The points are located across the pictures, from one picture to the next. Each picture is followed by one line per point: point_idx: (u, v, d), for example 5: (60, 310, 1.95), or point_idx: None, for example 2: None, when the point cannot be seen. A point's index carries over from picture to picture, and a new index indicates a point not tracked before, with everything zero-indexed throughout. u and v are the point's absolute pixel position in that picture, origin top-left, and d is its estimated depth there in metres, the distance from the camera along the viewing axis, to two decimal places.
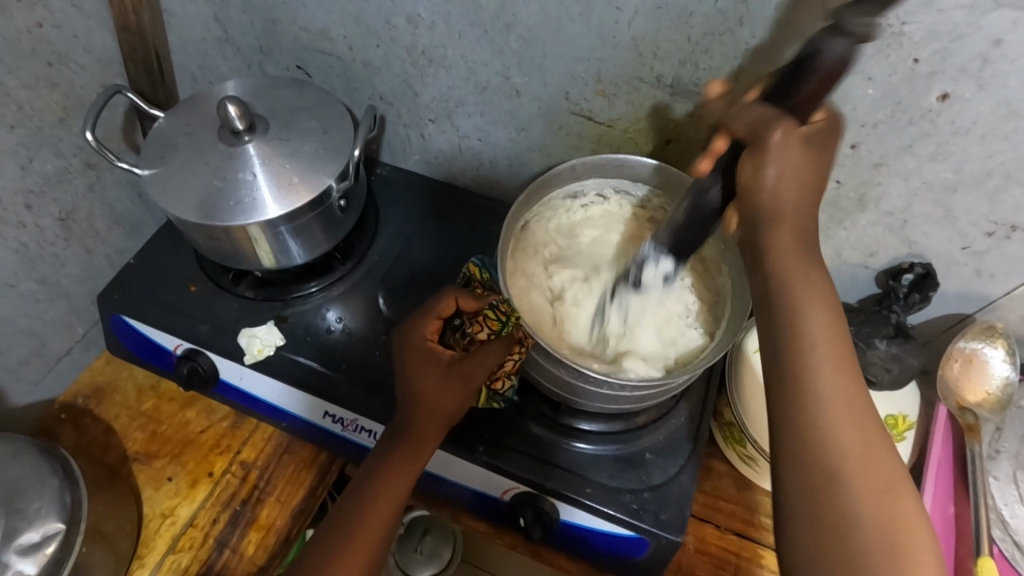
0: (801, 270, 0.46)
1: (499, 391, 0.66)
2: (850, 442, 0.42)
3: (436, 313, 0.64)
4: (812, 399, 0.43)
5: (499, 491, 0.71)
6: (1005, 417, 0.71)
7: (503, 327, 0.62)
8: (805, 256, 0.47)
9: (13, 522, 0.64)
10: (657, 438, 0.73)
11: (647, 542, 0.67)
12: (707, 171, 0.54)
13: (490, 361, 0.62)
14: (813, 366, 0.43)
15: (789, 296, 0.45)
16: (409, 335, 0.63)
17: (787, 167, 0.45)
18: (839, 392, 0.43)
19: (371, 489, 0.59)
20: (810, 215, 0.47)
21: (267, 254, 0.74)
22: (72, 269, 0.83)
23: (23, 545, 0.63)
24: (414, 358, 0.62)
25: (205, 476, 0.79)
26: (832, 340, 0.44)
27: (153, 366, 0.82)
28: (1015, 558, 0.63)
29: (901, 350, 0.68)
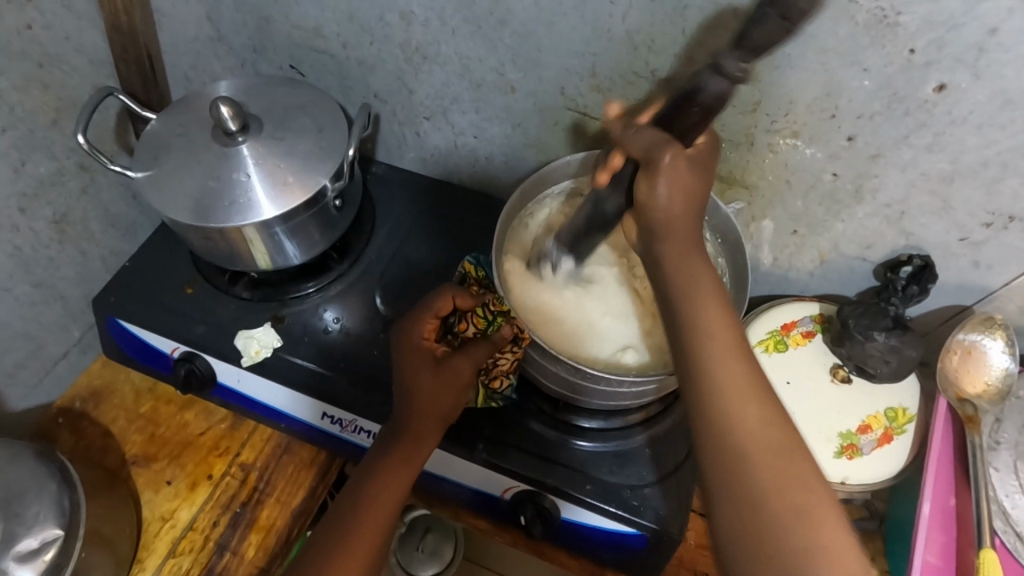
0: (689, 264, 0.48)
1: (499, 389, 0.66)
2: (752, 426, 0.44)
3: (434, 311, 0.63)
4: (720, 399, 0.45)
5: (499, 489, 0.71)
6: (1005, 408, 0.70)
7: (490, 325, 0.63)
8: (694, 257, 0.49)
9: (11, 527, 0.63)
10: (657, 433, 0.72)
11: (649, 538, 0.67)
12: (606, 183, 0.56)
13: (482, 357, 0.63)
14: (703, 354, 0.46)
15: (681, 293, 0.48)
16: (406, 333, 0.63)
17: (677, 177, 0.48)
18: (735, 384, 0.45)
19: (369, 490, 0.58)
20: (694, 209, 0.50)
21: (263, 254, 0.73)
22: (67, 271, 0.83)
23: (21, 552, 0.62)
24: (410, 357, 0.62)
25: (204, 478, 0.78)
26: (720, 318, 0.47)
27: (151, 369, 0.82)
28: (1016, 549, 0.63)
29: (900, 342, 0.68)
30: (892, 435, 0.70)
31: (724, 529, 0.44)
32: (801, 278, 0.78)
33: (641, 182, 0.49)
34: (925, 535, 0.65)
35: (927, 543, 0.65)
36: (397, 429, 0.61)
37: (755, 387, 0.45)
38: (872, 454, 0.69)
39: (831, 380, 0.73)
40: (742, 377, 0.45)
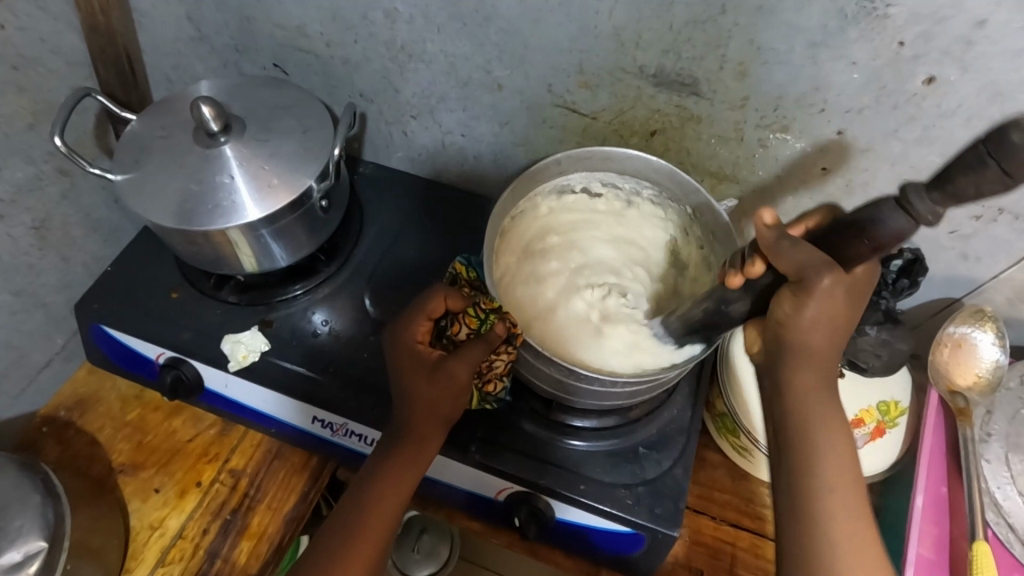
0: (819, 381, 0.49)
1: (493, 391, 0.65)
2: (854, 573, 0.45)
3: (425, 314, 0.62)
4: (824, 539, 0.46)
5: (493, 490, 0.70)
6: (995, 400, 0.71)
7: (483, 325, 0.61)
8: (824, 392, 0.49)
9: None
10: (650, 431, 0.72)
11: (643, 537, 0.67)
12: (737, 288, 0.53)
13: (477, 359, 0.60)
14: (820, 470, 0.47)
15: (802, 427, 0.49)
16: (399, 336, 0.62)
17: (827, 310, 0.46)
18: (847, 526, 0.46)
19: (366, 500, 0.57)
20: (840, 333, 0.48)
21: (248, 257, 0.72)
22: (49, 278, 0.81)
23: (3, 565, 0.61)
24: (403, 361, 0.61)
25: (193, 486, 0.77)
26: (842, 461, 0.48)
27: (137, 376, 0.80)
28: (1009, 540, 0.63)
29: (892, 336, 0.66)
30: (885, 429, 0.69)
31: None
32: None
33: (785, 299, 0.48)
34: (919, 527, 0.65)
35: (921, 536, 0.65)
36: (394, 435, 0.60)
37: (864, 535, 0.46)
38: (865, 447, 0.69)
39: None
40: (860, 526, 0.46)
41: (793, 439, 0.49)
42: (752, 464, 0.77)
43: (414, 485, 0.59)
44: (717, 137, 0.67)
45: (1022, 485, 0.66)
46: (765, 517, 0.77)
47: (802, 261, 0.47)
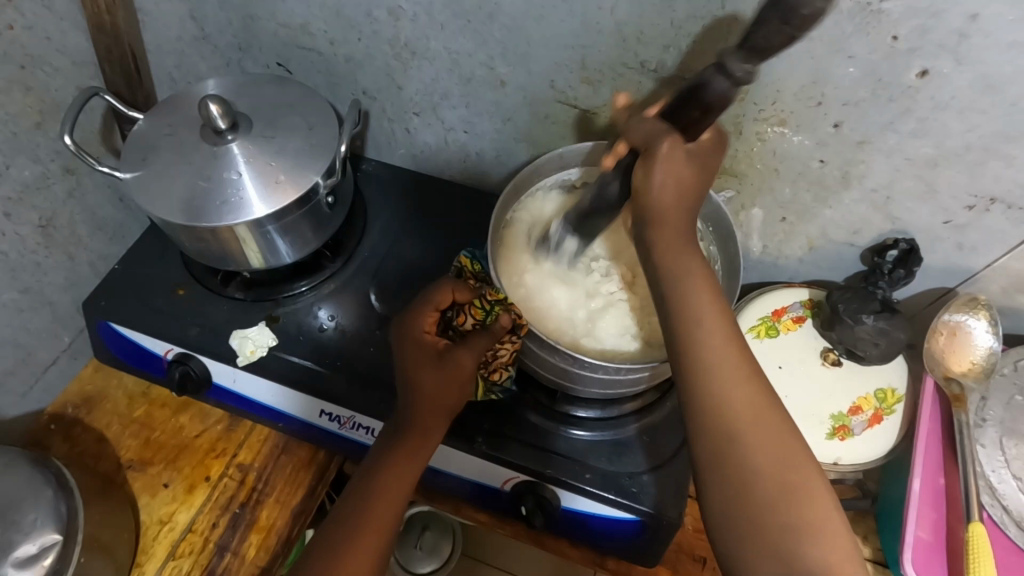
0: (682, 255, 0.50)
1: (498, 381, 0.66)
2: (744, 414, 0.47)
3: (433, 305, 0.63)
4: (720, 405, 0.48)
5: (499, 481, 0.71)
6: (990, 387, 0.71)
7: (488, 316, 0.62)
8: (687, 252, 0.50)
9: (9, 534, 0.63)
10: (654, 421, 0.73)
11: (648, 524, 0.68)
12: (612, 167, 0.56)
13: (483, 349, 0.61)
14: (704, 357, 0.48)
15: (680, 307, 0.49)
16: (407, 327, 0.63)
17: (676, 173, 0.49)
18: (736, 389, 0.48)
19: (376, 484, 0.58)
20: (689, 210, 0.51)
21: (255, 252, 0.73)
22: (56, 277, 0.82)
23: (20, 558, 0.62)
24: (412, 350, 0.62)
25: (201, 480, 0.78)
26: (715, 316, 0.49)
27: (144, 372, 0.81)
28: (1004, 522, 0.64)
29: (889, 325, 0.70)
30: (882, 416, 0.72)
31: (717, 504, 0.47)
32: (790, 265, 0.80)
33: (638, 170, 0.50)
34: (916, 512, 0.67)
35: (919, 520, 0.66)
36: (399, 425, 0.61)
37: (745, 373, 0.48)
38: (864, 434, 0.71)
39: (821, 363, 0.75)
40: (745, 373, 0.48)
41: (676, 323, 0.49)
42: None
43: (420, 474, 0.60)
44: None
45: (1017, 468, 0.67)
46: None
47: (648, 131, 0.50)
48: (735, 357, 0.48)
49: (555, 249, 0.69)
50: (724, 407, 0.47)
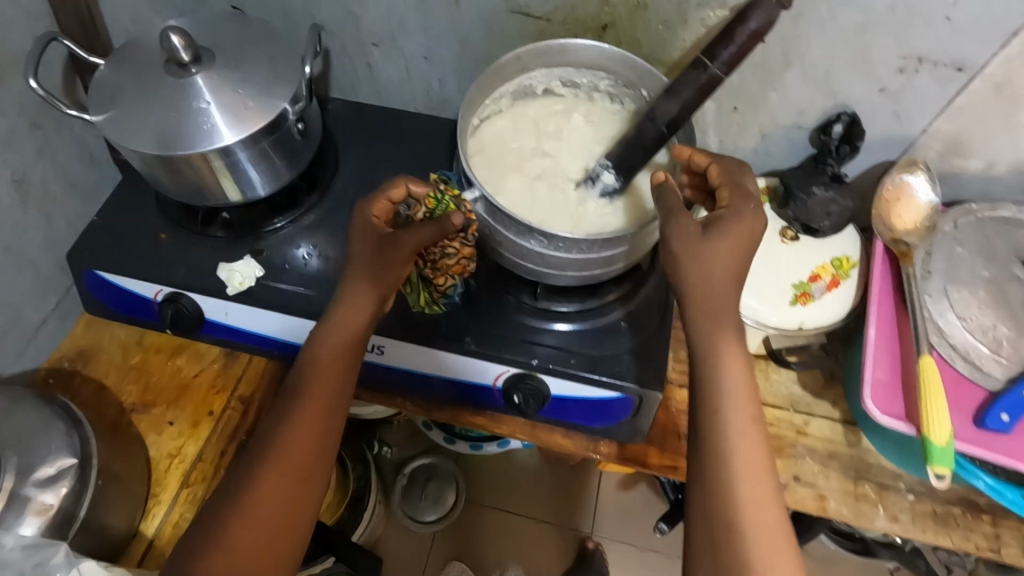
0: (722, 343, 0.57)
1: (441, 293, 0.72)
2: (747, 499, 0.53)
3: (387, 194, 0.66)
4: (727, 477, 0.54)
5: (491, 378, 0.75)
6: (933, 242, 0.75)
7: (438, 206, 0.65)
8: (733, 354, 0.57)
9: (24, 458, 0.62)
10: (630, 308, 0.78)
11: (632, 401, 0.73)
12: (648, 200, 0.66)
13: (429, 237, 0.63)
14: (722, 440, 0.55)
15: (710, 364, 0.57)
16: (359, 212, 0.65)
17: (701, 271, 0.57)
18: (746, 472, 0.54)
19: (299, 406, 0.61)
20: (728, 300, 0.58)
21: (231, 185, 0.75)
22: (34, 235, 0.82)
23: (39, 478, 0.62)
24: (363, 234, 0.64)
25: (205, 414, 0.81)
26: (744, 398, 0.56)
27: (137, 319, 0.83)
28: (951, 357, 0.69)
29: (838, 193, 0.75)
30: (839, 280, 0.77)
31: None
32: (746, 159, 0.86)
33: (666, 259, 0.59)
34: (874, 355, 0.70)
35: (877, 361, 0.69)
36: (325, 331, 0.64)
37: (759, 463, 0.55)
38: (824, 297, 0.76)
39: (782, 241, 0.78)
40: (757, 463, 0.54)
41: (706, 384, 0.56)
42: None
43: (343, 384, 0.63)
44: (664, 23, 0.73)
45: (961, 310, 0.72)
46: None
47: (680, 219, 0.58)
48: (751, 443, 0.55)
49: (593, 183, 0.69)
50: (730, 488, 0.54)
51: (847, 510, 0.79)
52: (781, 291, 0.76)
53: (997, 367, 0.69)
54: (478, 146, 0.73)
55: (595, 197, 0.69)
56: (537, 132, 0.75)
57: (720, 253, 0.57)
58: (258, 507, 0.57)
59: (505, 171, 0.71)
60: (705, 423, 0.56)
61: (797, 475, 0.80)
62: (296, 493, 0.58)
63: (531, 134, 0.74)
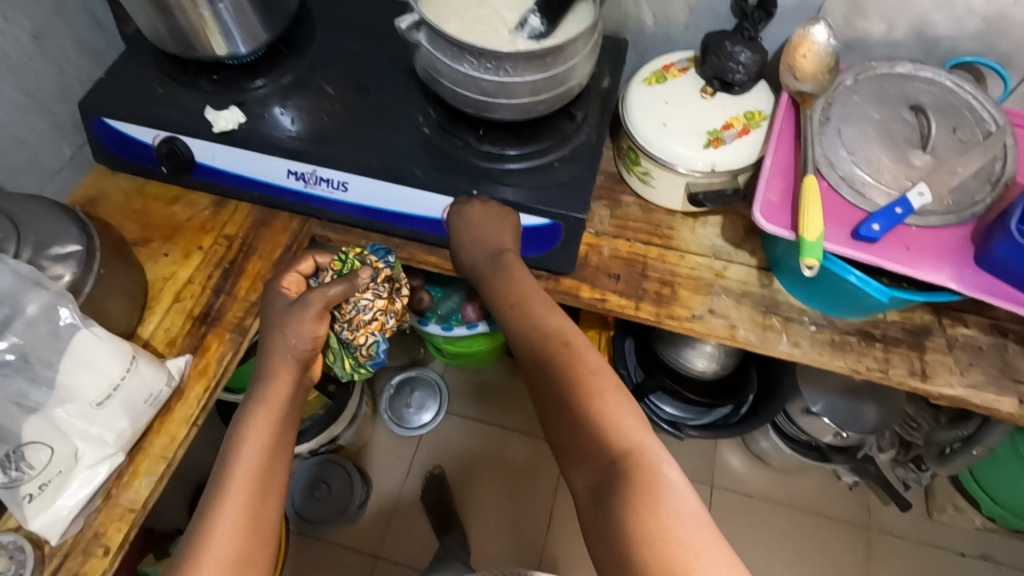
0: (580, 349, 0.69)
1: (364, 353, 0.84)
2: (615, 419, 0.62)
3: (296, 267, 0.83)
4: (594, 405, 0.63)
5: (439, 209, 0.87)
6: (835, 93, 0.84)
7: (343, 266, 0.82)
8: (561, 328, 0.72)
9: (42, 240, 0.75)
10: (564, 151, 0.87)
11: (561, 227, 0.84)
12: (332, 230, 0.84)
13: (341, 292, 0.77)
14: (577, 378, 0.66)
15: (549, 349, 0.69)
16: (272, 284, 0.81)
17: (554, 324, 0.72)
18: (605, 394, 0.64)
19: (246, 435, 0.71)
20: (548, 312, 0.74)
21: (217, 36, 0.85)
22: (50, 86, 0.93)
23: (55, 254, 0.74)
24: (276, 299, 0.80)
25: (195, 248, 0.93)
26: (582, 350, 0.69)
27: (139, 166, 0.96)
28: (838, 184, 0.78)
29: (750, 49, 0.85)
30: (750, 129, 0.86)
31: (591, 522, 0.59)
32: (677, 30, 0.96)
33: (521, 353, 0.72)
34: (769, 182, 0.80)
35: (771, 186, 0.79)
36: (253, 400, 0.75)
37: (614, 385, 0.65)
38: (734, 142, 0.85)
39: (703, 97, 0.88)
40: (610, 386, 0.65)
41: (553, 358, 0.68)
42: (653, 188, 0.94)
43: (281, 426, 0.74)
44: None
45: (851, 147, 0.81)
46: (669, 235, 0.96)
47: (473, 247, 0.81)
48: (598, 372, 0.66)
49: (523, 28, 0.80)
50: (597, 409, 0.63)
51: (753, 336, 0.89)
52: (696, 135, 0.86)
53: (878, 194, 0.78)
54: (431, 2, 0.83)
55: (524, 39, 0.80)
56: None
57: (472, 253, 0.82)
58: (223, 517, 0.65)
59: (449, 16, 0.82)
60: (555, 378, 0.67)
61: (712, 308, 0.91)
62: (254, 488, 0.68)
63: None
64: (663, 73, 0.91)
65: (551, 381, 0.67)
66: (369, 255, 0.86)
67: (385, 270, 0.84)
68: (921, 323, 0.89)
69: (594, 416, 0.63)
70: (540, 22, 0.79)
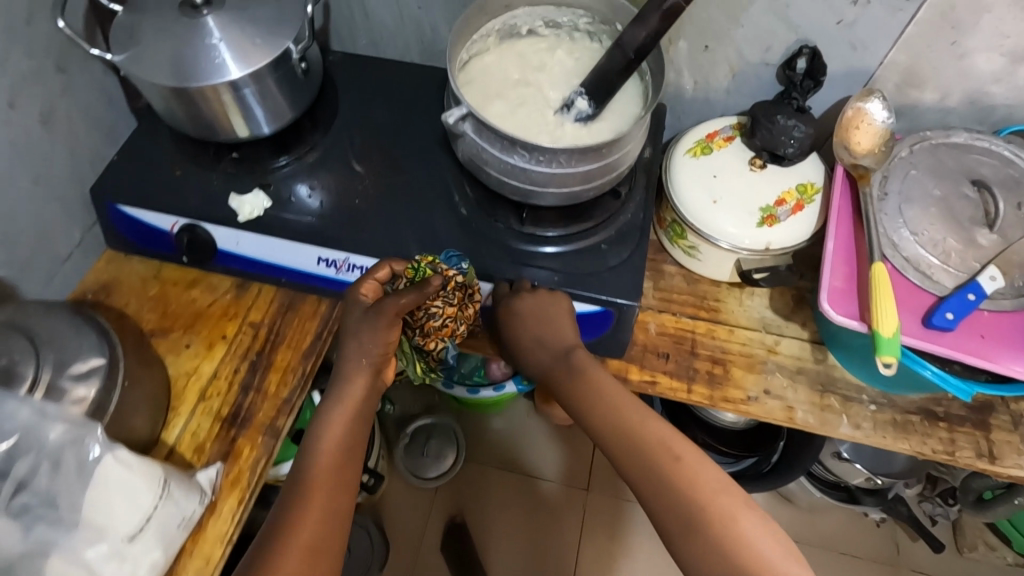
0: (696, 464, 0.62)
1: (434, 359, 0.82)
2: (763, 548, 0.58)
3: (372, 274, 0.77)
4: (734, 533, 0.58)
5: (481, 297, 0.82)
6: (890, 166, 0.81)
7: (416, 274, 0.75)
8: (665, 435, 0.64)
9: (60, 357, 0.69)
10: (611, 231, 0.83)
11: (611, 314, 0.80)
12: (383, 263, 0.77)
13: (411, 300, 0.72)
14: (707, 504, 0.59)
15: (660, 465, 0.62)
16: (351, 292, 0.76)
17: (653, 432, 0.65)
18: (741, 519, 0.59)
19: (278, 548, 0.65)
20: (642, 414, 0.67)
21: (239, 118, 0.81)
22: (61, 171, 0.88)
23: (74, 374, 0.69)
24: (355, 310, 0.75)
25: (219, 338, 0.88)
26: (700, 465, 0.62)
27: (155, 251, 0.90)
28: (904, 267, 0.75)
29: (801, 121, 0.81)
30: (804, 205, 0.83)
31: None
32: (718, 96, 0.92)
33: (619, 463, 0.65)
34: (832, 267, 0.76)
35: (835, 271, 0.76)
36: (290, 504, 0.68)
37: (745, 506, 0.60)
38: (789, 220, 0.82)
39: (752, 170, 0.85)
40: (743, 507, 0.60)
41: (669, 476, 0.61)
42: (699, 261, 0.90)
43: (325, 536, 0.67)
44: None
45: (913, 226, 0.77)
46: (717, 308, 0.92)
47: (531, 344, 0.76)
48: (725, 493, 0.60)
49: (569, 110, 0.75)
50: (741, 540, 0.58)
51: (813, 418, 0.85)
52: (749, 213, 0.82)
53: (946, 277, 0.75)
54: (469, 82, 0.79)
55: (570, 122, 0.76)
56: (522, 64, 0.81)
57: (538, 354, 0.75)
58: None
59: (490, 98, 0.78)
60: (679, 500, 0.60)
61: (767, 388, 0.87)
62: None
63: (517, 66, 0.80)
64: (709, 143, 0.88)
65: (672, 503, 0.60)
66: (442, 263, 0.77)
67: (457, 278, 0.76)
68: (983, 400, 0.86)
69: (739, 549, 0.57)
70: (587, 104, 0.75)
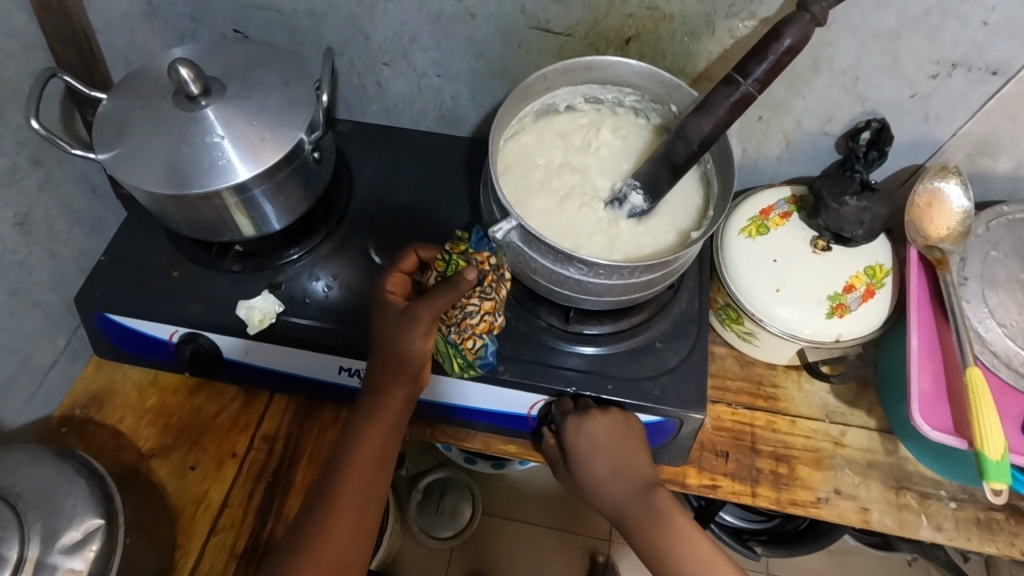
0: None
1: (472, 355, 0.66)
2: None
3: (397, 266, 0.69)
4: None
5: (525, 407, 0.73)
6: (967, 246, 0.74)
7: (448, 267, 0.64)
8: None
9: (49, 523, 0.59)
10: (664, 325, 0.76)
11: (672, 424, 0.71)
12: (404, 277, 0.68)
13: (445, 301, 0.60)
14: None
15: None
16: (376, 286, 0.68)
17: None
18: None
19: None
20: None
21: (246, 219, 0.72)
22: (41, 275, 0.78)
23: (66, 544, 0.59)
24: (382, 312, 0.65)
25: (228, 456, 0.78)
26: None
27: (151, 359, 0.80)
28: (996, 365, 0.68)
29: (870, 202, 0.74)
30: (875, 290, 0.75)
31: None
32: (769, 165, 0.84)
33: None
34: (918, 368, 0.69)
35: (921, 373, 0.69)
36: None
37: None
38: (860, 308, 0.75)
39: (814, 251, 0.77)
40: None
41: None
42: (756, 347, 0.82)
43: None
44: (689, 34, 0.70)
45: (1001, 316, 0.70)
46: (774, 395, 0.85)
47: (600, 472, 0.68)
48: None
49: (621, 203, 0.68)
50: None
51: (891, 521, 0.77)
52: (816, 303, 0.75)
53: None
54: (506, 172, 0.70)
55: (624, 217, 0.68)
56: (563, 148, 0.72)
57: (613, 489, 0.68)
58: None
59: (531, 192, 0.69)
60: None
61: (838, 487, 0.79)
62: None
63: (557, 151, 0.72)
64: (763, 221, 0.80)
65: None
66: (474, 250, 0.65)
67: (492, 263, 0.63)
68: None
69: None
70: (642, 199, 0.67)
